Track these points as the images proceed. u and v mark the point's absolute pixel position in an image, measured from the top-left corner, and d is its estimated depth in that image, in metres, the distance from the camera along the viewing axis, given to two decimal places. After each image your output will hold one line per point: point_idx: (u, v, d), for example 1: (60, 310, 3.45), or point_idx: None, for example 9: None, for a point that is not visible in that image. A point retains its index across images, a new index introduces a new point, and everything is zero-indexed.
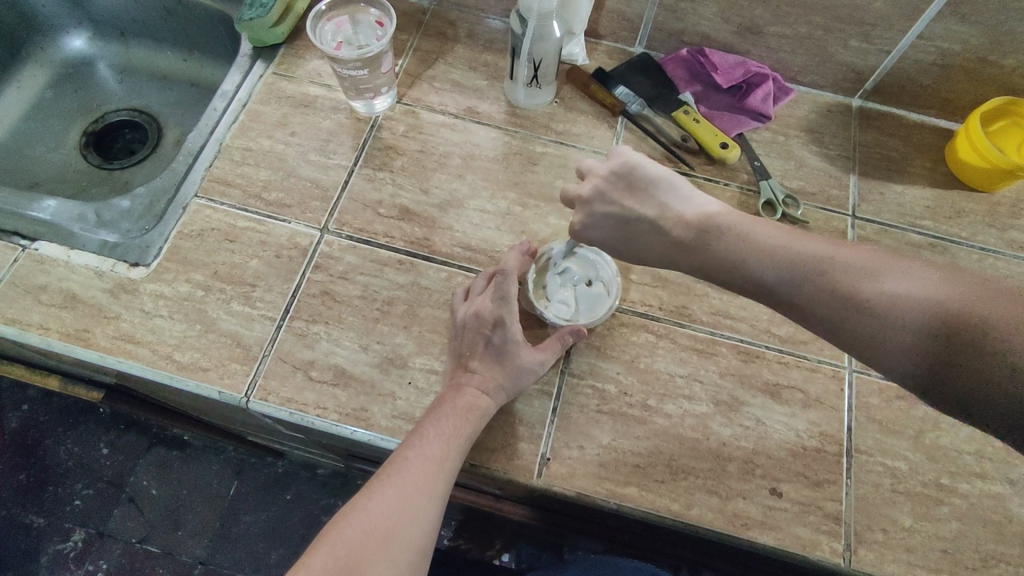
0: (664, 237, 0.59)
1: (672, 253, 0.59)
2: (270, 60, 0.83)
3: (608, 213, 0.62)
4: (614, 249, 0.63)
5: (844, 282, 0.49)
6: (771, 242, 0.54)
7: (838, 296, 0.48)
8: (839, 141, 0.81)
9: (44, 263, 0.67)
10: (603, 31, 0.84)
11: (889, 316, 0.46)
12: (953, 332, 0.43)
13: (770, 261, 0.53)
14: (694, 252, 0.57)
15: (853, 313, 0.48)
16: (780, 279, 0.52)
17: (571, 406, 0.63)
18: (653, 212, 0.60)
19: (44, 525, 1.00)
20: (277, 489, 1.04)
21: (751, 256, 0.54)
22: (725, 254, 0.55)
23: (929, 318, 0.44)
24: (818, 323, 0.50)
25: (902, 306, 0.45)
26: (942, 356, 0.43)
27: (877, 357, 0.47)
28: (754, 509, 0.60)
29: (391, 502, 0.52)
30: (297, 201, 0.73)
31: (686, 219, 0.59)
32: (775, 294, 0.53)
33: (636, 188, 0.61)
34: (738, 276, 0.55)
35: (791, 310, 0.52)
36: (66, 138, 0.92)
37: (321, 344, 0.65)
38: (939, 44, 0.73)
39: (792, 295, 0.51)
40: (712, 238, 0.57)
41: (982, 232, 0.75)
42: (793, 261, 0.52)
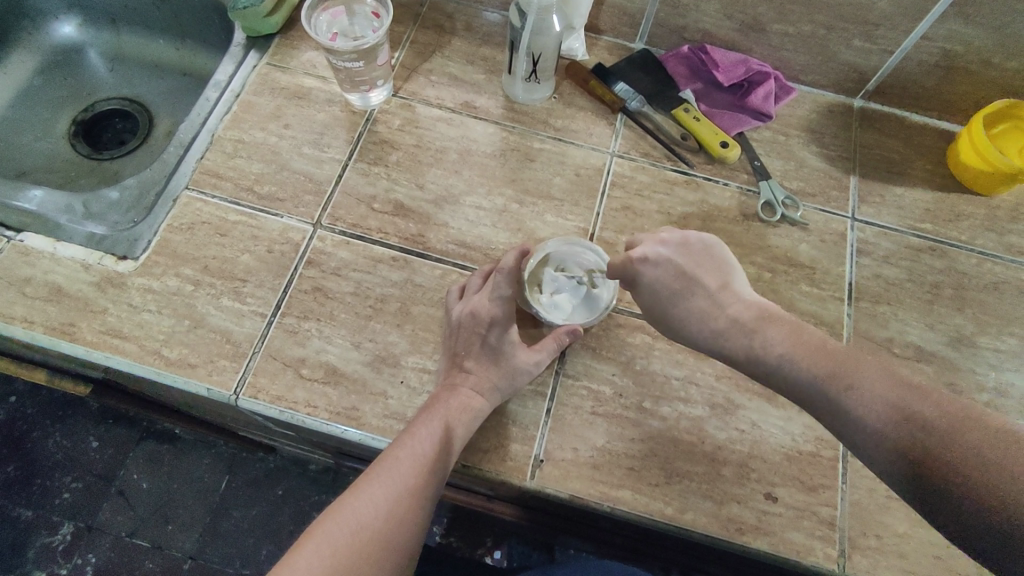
0: (717, 309, 0.59)
1: (718, 323, 0.58)
2: (264, 50, 0.81)
3: (672, 262, 0.61)
4: (655, 295, 0.60)
5: (873, 383, 0.49)
6: (813, 339, 0.55)
7: (866, 395, 0.49)
8: (840, 142, 0.80)
9: (29, 255, 0.66)
10: (604, 27, 0.82)
11: (902, 421, 0.46)
12: (956, 442, 0.43)
13: (809, 354, 0.53)
14: (741, 330, 0.57)
15: (870, 411, 0.48)
16: (813, 370, 0.52)
17: (565, 407, 0.63)
18: (716, 284, 0.61)
19: (32, 518, 0.99)
20: (268, 483, 1.03)
21: (791, 347, 0.54)
22: (770, 341, 0.56)
23: (938, 428, 0.45)
24: (833, 415, 0.51)
25: (915, 411, 0.46)
26: (935, 459, 0.43)
27: (874, 458, 0.48)
28: (749, 514, 0.60)
29: (380, 502, 0.51)
30: (289, 195, 0.71)
31: (744, 302, 0.59)
32: (803, 383, 0.53)
33: (706, 258, 0.62)
34: (772, 365, 0.55)
35: (814, 403, 0.52)
36: (54, 127, 0.90)
37: (313, 341, 0.64)
38: (943, 45, 0.72)
39: (819, 387, 0.52)
40: (760, 325, 0.57)
41: (982, 236, 0.75)
42: (830, 358, 0.53)
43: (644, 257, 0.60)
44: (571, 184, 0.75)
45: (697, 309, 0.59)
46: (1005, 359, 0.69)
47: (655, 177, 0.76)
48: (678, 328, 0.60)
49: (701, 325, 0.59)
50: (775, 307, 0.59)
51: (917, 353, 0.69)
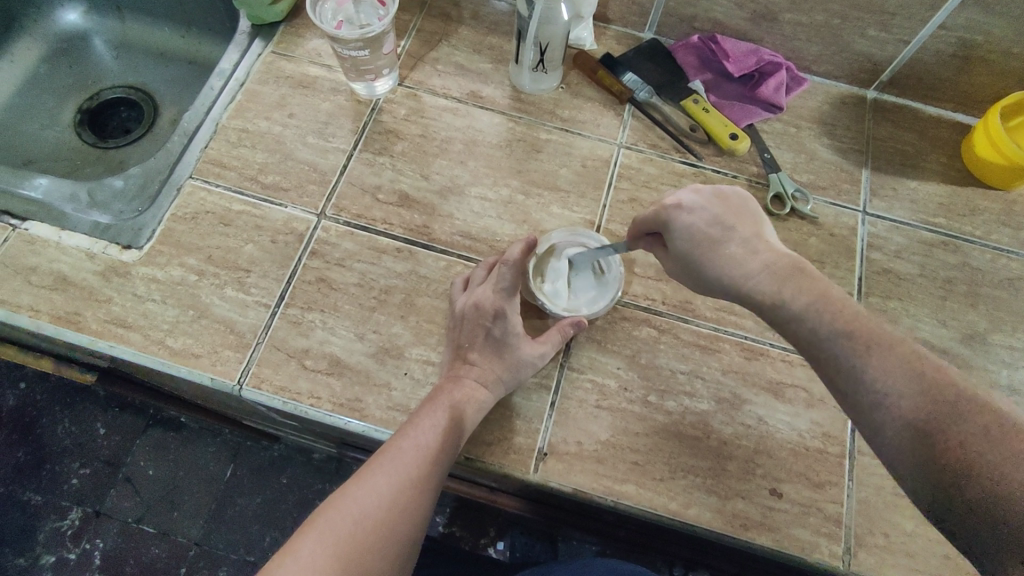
0: (752, 256, 0.51)
1: (750, 271, 0.51)
2: (269, 38, 0.80)
3: (709, 211, 0.53)
4: (687, 244, 0.53)
5: (902, 359, 0.44)
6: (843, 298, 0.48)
7: (891, 369, 0.44)
8: (852, 134, 0.79)
9: (34, 243, 0.66)
10: (613, 15, 0.81)
11: (928, 402, 0.42)
12: (983, 435, 0.39)
13: (836, 312, 0.47)
14: (774, 278, 0.50)
15: (893, 387, 0.43)
16: (837, 331, 0.47)
17: (570, 401, 0.62)
18: (753, 233, 0.53)
19: (42, 503, 1.00)
20: (273, 472, 1.04)
21: (817, 303, 0.48)
22: (799, 292, 0.49)
23: (970, 418, 0.40)
24: (847, 381, 0.46)
25: (947, 395, 0.42)
26: (958, 449, 0.40)
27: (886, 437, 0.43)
28: (754, 510, 0.59)
29: (383, 493, 0.51)
30: (294, 184, 0.71)
31: (777, 252, 0.52)
32: (822, 342, 0.47)
33: (741, 207, 0.54)
34: (796, 316, 0.49)
35: (830, 366, 0.47)
36: (60, 115, 0.90)
37: (316, 332, 0.64)
38: (960, 35, 0.70)
39: (840, 350, 0.46)
40: (793, 276, 0.50)
41: (996, 231, 0.74)
42: (857, 322, 0.47)
43: (680, 206, 0.53)
44: (577, 175, 0.74)
45: (732, 257, 0.52)
46: (1017, 356, 0.68)
47: (662, 168, 0.75)
48: (703, 277, 0.53)
49: (732, 274, 0.51)
50: (807, 261, 0.52)
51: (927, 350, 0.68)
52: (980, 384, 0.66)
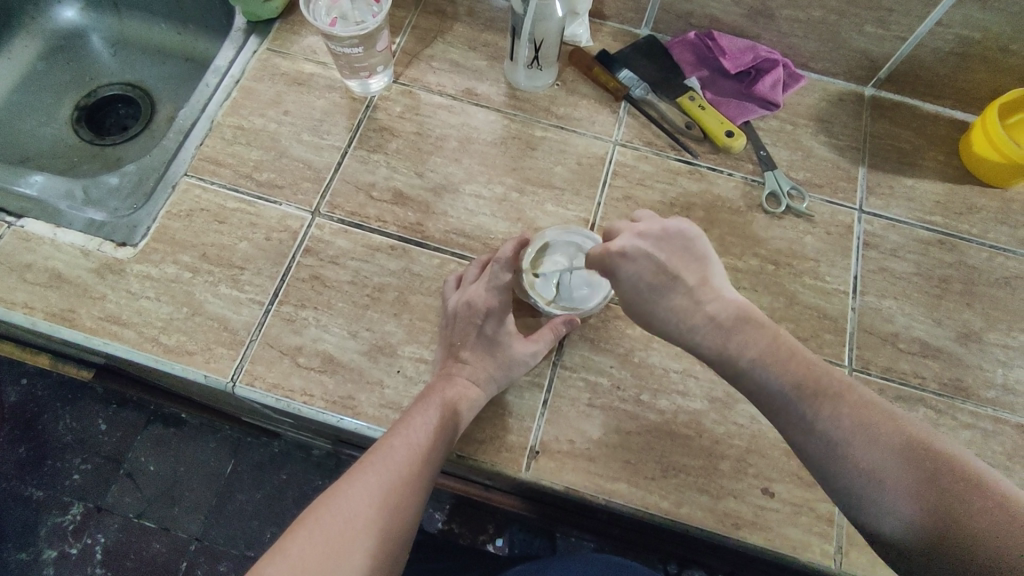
0: (695, 307, 0.53)
1: (694, 325, 0.53)
2: (265, 35, 0.80)
3: (653, 259, 0.54)
4: (634, 294, 0.54)
5: (863, 418, 0.47)
6: (789, 351, 0.51)
7: (852, 427, 0.46)
8: (849, 132, 0.78)
9: (30, 241, 0.66)
10: (609, 12, 0.81)
11: (908, 462, 0.44)
12: (958, 489, 0.42)
13: (791, 369, 0.50)
14: (719, 334, 0.52)
15: (866, 457, 0.45)
16: (796, 391, 0.49)
17: (562, 399, 0.62)
18: (696, 278, 0.55)
19: (42, 498, 1.01)
20: (271, 468, 1.04)
21: (768, 356, 0.50)
22: (749, 349, 0.51)
23: (947, 473, 0.43)
24: (805, 438, 0.48)
25: (922, 454, 0.44)
26: (945, 507, 0.42)
27: (866, 502, 0.45)
28: (745, 509, 0.59)
29: (374, 491, 0.51)
30: (288, 181, 0.71)
31: (723, 299, 0.54)
32: (780, 399, 0.49)
33: (686, 248, 0.55)
34: (746, 371, 0.51)
35: (796, 426, 0.48)
36: (58, 112, 0.90)
37: (310, 329, 0.64)
38: (958, 31, 0.69)
39: (804, 412, 0.48)
40: (738, 330, 0.52)
41: (994, 229, 0.73)
42: (810, 375, 0.49)
43: (623, 254, 0.54)
44: (572, 173, 0.74)
45: (677, 309, 0.53)
46: (1014, 356, 0.67)
47: (658, 166, 0.75)
48: (652, 326, 0.55)
49: (680, 326, 0.53)
50: (754, 308, 0.54)
51: (922, 348, 0.67)
52: (975, 384, 0.66)
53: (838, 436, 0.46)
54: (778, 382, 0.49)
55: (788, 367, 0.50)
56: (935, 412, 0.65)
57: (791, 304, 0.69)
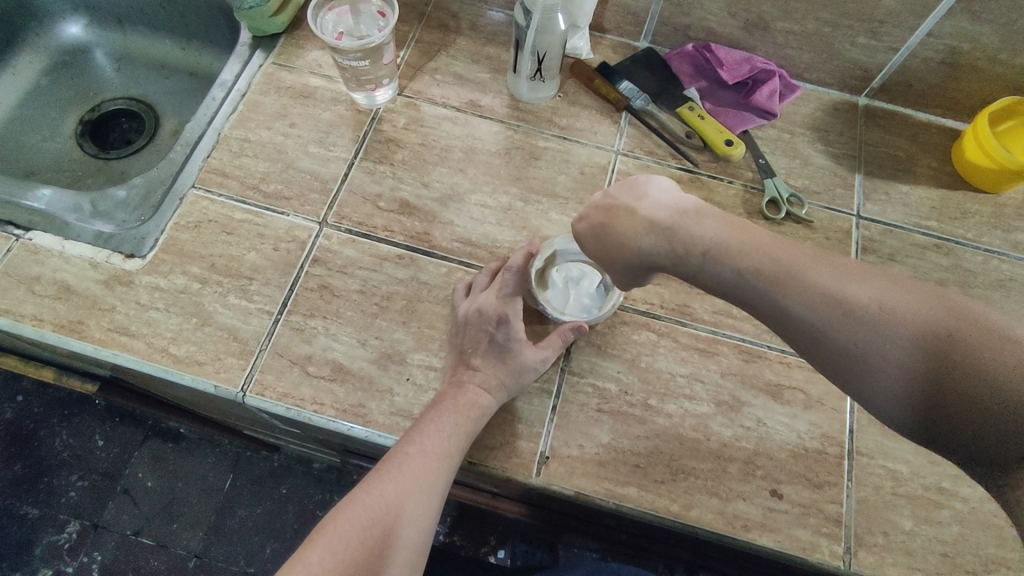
0: (649, 230, 0.50)
1: (653, 250, 0.50)
2: (270, 50, 0.81)
3: (603, 207, 0.54)
4: (597, 247, 0.54)
5: (832, 281, 0.43)
6: (755, 238, 0.47)
7: (824, 292, 0.43)
8: (845, 140, 0.80)
9: (38, 253, 0.66)
10: (609, 25, 0.83)
11: (907, 344, 0.40)
12: (964, 362, 0.39)
13: (762, 269, 0.45)
14: (680, 250, 0.49)
15: (860, 346, 0.42)
16: (766, 276, 0.45)
17: (571, 405, 0.63)
18: (645, 203, 0.52)
19: (38, 516, 1.00)
20: (272, 482, 1.04)
21: (735, 255, 0.47)
22: (702, 248, 0.48)
23: (947, 347, 0.39)
24: (783, 323, 0.45)
25: (917, 333, 0.40)
26: (936, 362, 0.40)
27: (869, 393, 0.42)
28: (754, 511, 0.60)
29: (391, 497, 0.51)
30: (296, 193, 0.72)
31: (673, 211, 0.50)
32: (747, 290, 0.46)
33: (634, 185, 0.53)
34: (711, 268, 0.48)
35: (783, 327, 0.45)
36: (62, 127, 0.91)
37: (319, 338, 0.64)
38: (948, 42, 0.72)
39: (788, 311, 0.44)
40: (695, 237, 0.49)
41: (988, 234, 0.75)
42: (769, 260, 0.46)
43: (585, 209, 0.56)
44: (576, 182, 0.75)
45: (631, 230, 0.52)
46: None
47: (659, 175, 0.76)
48: (624, 269, 0.53)
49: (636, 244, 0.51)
50: (709, 209, 0.50)
51: None
52: None
53: (819, 306, 0.43)
54: (743, 273, 0.46)
55: (753, 253, 0.46)
56: None
57: None
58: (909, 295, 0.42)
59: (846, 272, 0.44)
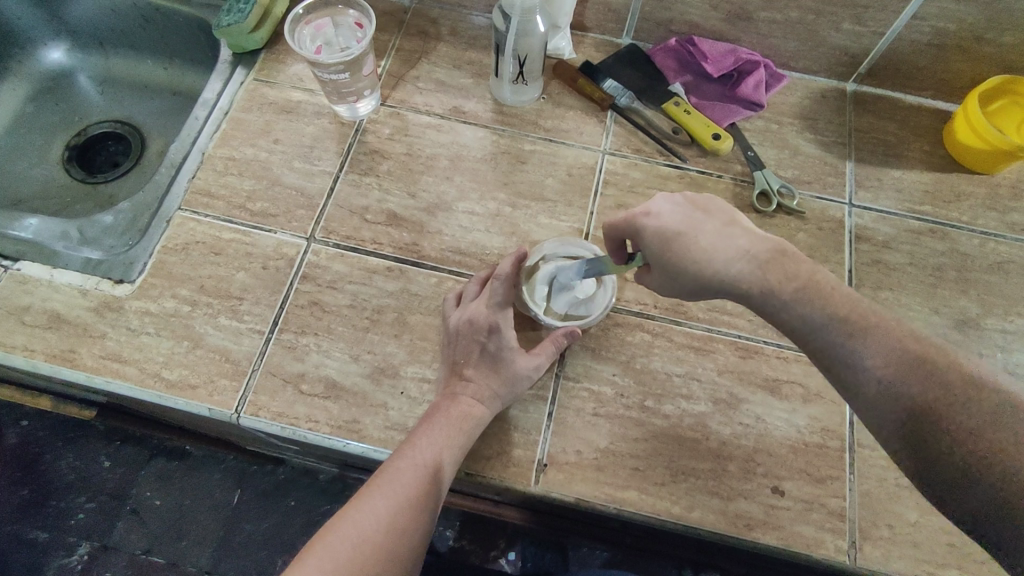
0: (729, 246, 0.50)
1: (727, 263, 0.49)
2: (251, 66, 0.81)
3: (679, 212, 0.52)
4: (662, 248, 0.51)
5: (902, 347, 0.44)
6: (837, 287, 0.48)
7: (893, 356, 0.44)
8: (834, 128, 0.79)
9: (27, 283, 0.66)
10: (590, 23, 0.82)
11: (945, 393, 0.43)
12: (1000, 417, 0.41)
13: (825, 301, 0.47)
14: (757, 270, 0.49)
15: (902, 386, 0.43)
16: (838, 323, 0.46)
17: (567, 410, 0.62)
18: (725, 224, 0.51)
19: (49, 539, 0.99)
20: (280, 495, 1.02)
21: (817, 302, 0.47)
22: (782, 286, 0.48)
23: (986, 401, 0.42)
24: (845, 367, 0.45)
25: (956, 382, 0.43)
26: (984, 443, 0.41)
27: (900, 431, 0.44)
28: (756, 510, 0.59)
29: (382, 512, 0.51)
30: (282, 210, 0.71)
31: (752, 237, 0.51)
32: (816, 331, 0.46)
33: (712, 204, 0.53)
34: (784, 305, 0.48)
35: (831, 358, 0.46)
36: (48, 153, 0.91)
37: (311, 355, 0.64)
38: (934, 24, 0.71)
39: (841, 345, 0.46)
40: (774, 263, 0.49)
41: (983, 216, 0.74)
42: (848, 310, 0.46)
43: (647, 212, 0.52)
44: (563, 184, 0.74)
45: (706, 249, 0.50)
46: (1011, 340, 0.68)
47: (648, 173, 0.75)
48: (683, 278, 0.51)
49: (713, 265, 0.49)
50: (786, 241, 0.51)
51: None
52: None
53: (882, 366, 0.44)
54: (817, 316, 0.46)
55: (831, 299, 0.47)
56: None
57: None
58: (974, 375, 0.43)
59: (916, 342, 0.45)
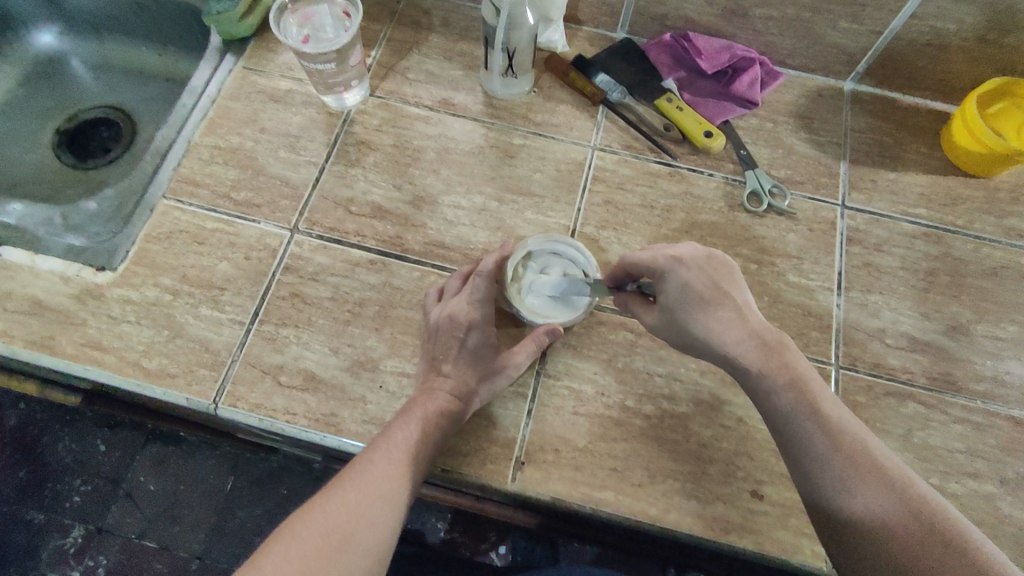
0: (739, 322, 0.54)
1: (732, 337, 0.53)
2: (240, 54, 0.80)
3: (705, 269, 0.55)
4: (679, 297, 0.54)
5: (866, 453, 0.48)
6: (821, 388, 0.52)
7: (854, 459, 0.47)
8: (830, 127, 0.78)
9: (9, 268, 0.66)
10: (584, 16, 0.81)
11: (902, 502, 0.45)
12: (936, 542, 0.43)
13: (807, 397, 0.51)
14: (759, 351, 0.53)
15: (864, 485, 0.46)
16: (810, 416, 0.50)
17: (547, 408, 0.62)
18: (743, 298, 0.55)
19: (45, 521, 0.98)
20: (272, 483, 1.00)
21: (795, 395, 0.51)
22: (772, 371, 0.52)
23: (934, 520, 0.44)
24: (807, 456, 0.49)
25: (908, 494, 0.46)
26: (914, 553, 0.43)
27: (848, 520, 0.46)
28: (734, 513, 0.59)
29: (352, 504, 0.50)
30: (267, 200, 0.71)
31: (763, 324, 0.55)
32: (791, 420, 0.51)
33: (735, 273, 0.56)
34: (767, 390, 0.52)
35: (799, 444, 0.50)
36: (40, 137, 0.91)
37: (291, 347, 0.64)
38: (934, 23, 0.69)
39: (809, 433, 0.49)
40: (773, 354, 0.53)
41: (979, 220, 0.72)
42: (824, 409, 0.50)
43: (679, 259, 0.55)
44: (552, 180, 0.73)
45: (716, 320, 0.54)
46: (1002, 347, 0.66)
47: (638, 170, 0.74)
48: (683, 334, 0.55)
49: (716, 335, 0.53)
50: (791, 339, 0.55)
51: (909, 343, 0.66)
52: (965, 377, 0.65)
53: (841, 463, 0.48)
54: (789, 404, 0.51)
55: (810, 394, 0.51)
56: (925, 408, 0.64)
57: (776, 303, 0.68)
58: (919, 494, 0.46)
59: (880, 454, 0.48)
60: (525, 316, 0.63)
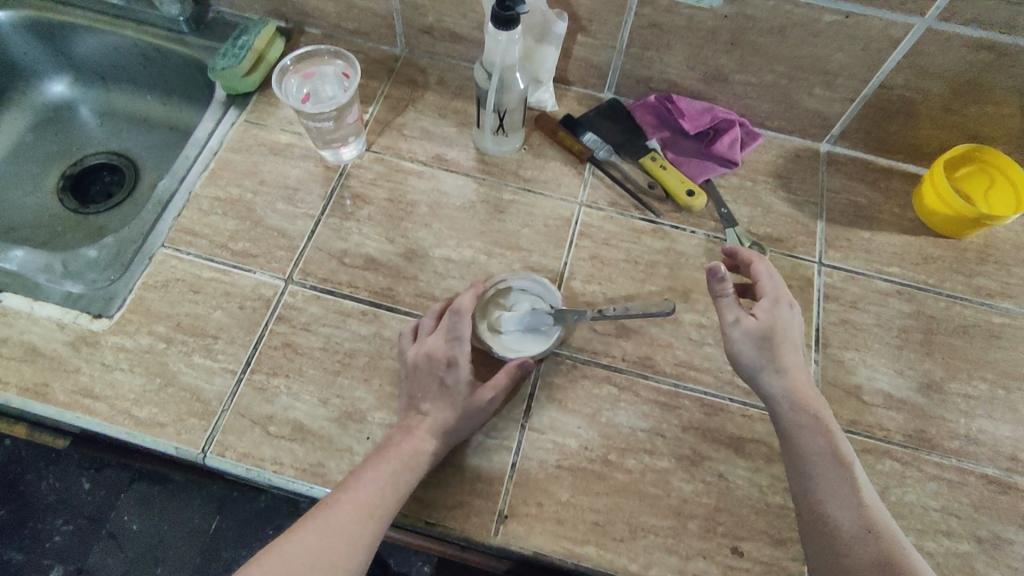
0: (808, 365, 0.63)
1: (800, 368, 0.61)
2: (243, 107, 0.84)
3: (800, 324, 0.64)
4: (788, 332, 0.62)
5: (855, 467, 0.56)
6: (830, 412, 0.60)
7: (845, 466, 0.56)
8: (807, 187, 0.81)
9: (7, 315, 0.67)
10: (573, 78, 0.85)
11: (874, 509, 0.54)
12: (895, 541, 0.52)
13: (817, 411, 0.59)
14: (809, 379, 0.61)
15: (853, 502, 0.54)
16: (817, 424, 0.58)
17: (531, 461, 0.63)
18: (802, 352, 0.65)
19: (23, 561, 0.97)
20: (258, 523, 1.01)
21: (807, 406, 0.59)
22: (804, 389, 0.60)
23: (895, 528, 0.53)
24: (808, 451, 0.57)
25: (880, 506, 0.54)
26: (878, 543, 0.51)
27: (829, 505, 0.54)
28: (714, 570, 0.59)
29: (311, 546, 0.51)
30: (263, 251, 0.73)
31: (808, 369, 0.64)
32: (799, 423, 0.58)
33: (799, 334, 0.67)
34: (788, 397, 0.59)
35: (803, 440, 0.58)
36: (44, 182, 0.93)
37: (281, 397, 0.65)
38: (901, 93, 0.73)
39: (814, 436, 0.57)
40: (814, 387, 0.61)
41: (951, 279, 0.75)
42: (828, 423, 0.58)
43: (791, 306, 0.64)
44: (540, 234, 0.76)
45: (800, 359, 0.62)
46: (975, 405, 0.68)
47: (622, 226, 0.77)
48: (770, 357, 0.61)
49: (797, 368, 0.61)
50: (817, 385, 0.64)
51: (885, 400, 0.68)
52: (939, 435, 0.67)
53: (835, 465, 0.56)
54: (800, 411, 0.59)
55: (821, 411, 0.59)
56: (901, 465, 0.65)
57: None
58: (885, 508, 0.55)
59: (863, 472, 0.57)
60: (493, 350, 0.65)
